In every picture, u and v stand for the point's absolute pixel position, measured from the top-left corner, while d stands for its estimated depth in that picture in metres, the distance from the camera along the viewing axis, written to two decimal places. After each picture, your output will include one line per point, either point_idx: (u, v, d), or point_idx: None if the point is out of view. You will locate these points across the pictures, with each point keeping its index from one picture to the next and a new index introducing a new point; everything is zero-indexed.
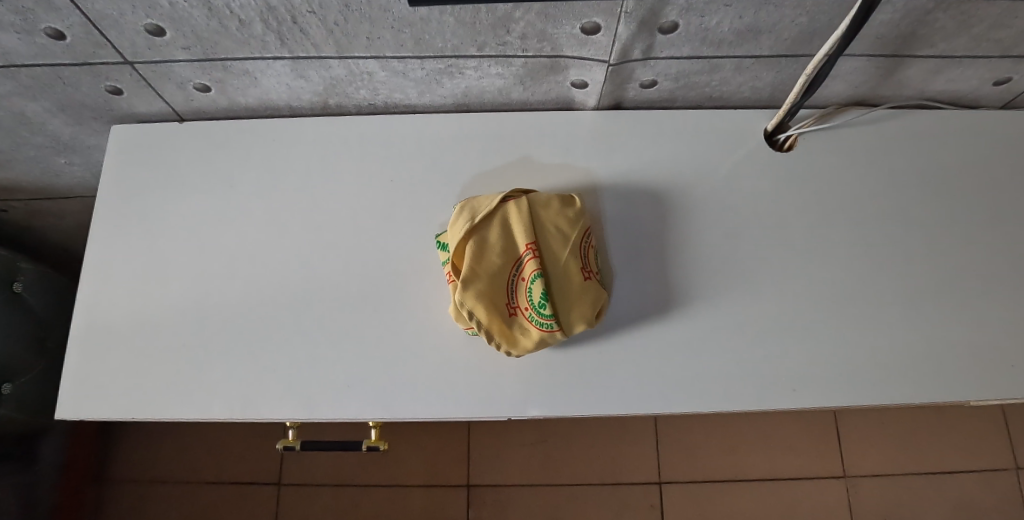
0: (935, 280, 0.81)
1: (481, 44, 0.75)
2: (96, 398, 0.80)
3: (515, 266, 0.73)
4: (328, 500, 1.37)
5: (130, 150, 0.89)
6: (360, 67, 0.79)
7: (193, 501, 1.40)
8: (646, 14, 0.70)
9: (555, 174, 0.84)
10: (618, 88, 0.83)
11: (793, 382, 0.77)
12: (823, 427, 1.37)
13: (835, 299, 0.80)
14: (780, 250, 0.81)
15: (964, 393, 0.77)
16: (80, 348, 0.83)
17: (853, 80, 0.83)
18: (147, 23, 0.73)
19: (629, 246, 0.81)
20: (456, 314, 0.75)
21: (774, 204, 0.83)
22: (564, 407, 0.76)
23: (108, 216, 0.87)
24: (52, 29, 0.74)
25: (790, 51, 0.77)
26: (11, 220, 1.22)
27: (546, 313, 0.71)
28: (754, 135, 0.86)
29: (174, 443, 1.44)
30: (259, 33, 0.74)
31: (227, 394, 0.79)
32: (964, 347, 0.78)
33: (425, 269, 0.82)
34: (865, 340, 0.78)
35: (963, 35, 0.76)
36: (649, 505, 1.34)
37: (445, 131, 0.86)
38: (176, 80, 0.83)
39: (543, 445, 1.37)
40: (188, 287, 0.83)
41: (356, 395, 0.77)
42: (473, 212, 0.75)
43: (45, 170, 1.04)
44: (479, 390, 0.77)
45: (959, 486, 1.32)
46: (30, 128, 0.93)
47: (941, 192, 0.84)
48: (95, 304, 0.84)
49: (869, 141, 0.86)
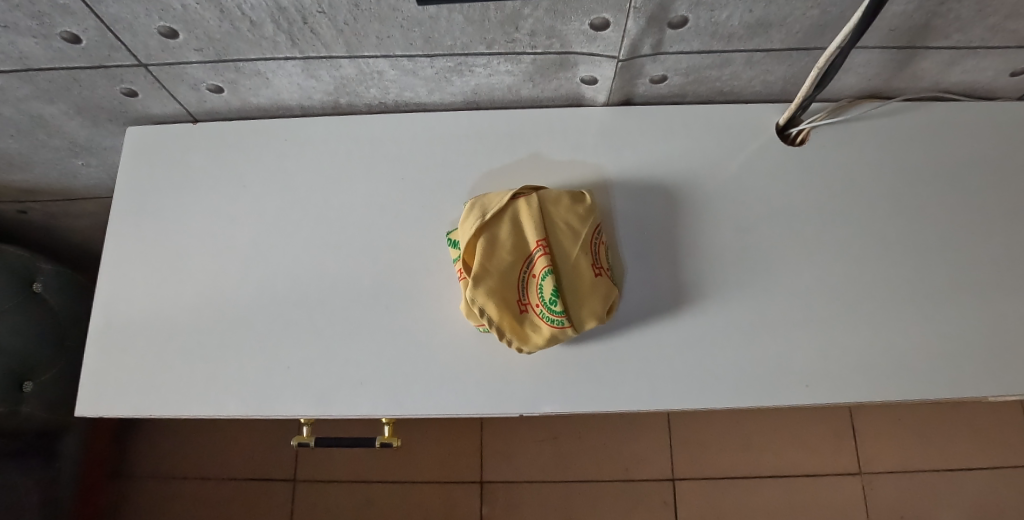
0: (952, 274, 0.79)
1: (490, 42, 0.75)
2: (114, 396, 0.82)
3: (526, 263, 0.73)
4: (343, 496, 1.38)
5: (145, 151, 0.90)
6: (370, 66, 0.80)
7: (209, 496, 1.42)
8: (656, 9, 0.70)
9: (565, 171, 0.84)
10: (628, 84, 0.83)
11: (807, 378, 0.76)
12: (839, 423, 1.36)
13: (849, 295, 0.79)
14: (794, 246, 0.80)
15: (982, 388, 0.76)
16: (97, 347, 0.84)
17: (866, 72, 0.82)
18: (161, 26, 0.74)
19: (639, 242, 0.81)
20: (468, 310, 0.75)
21: (787, 198, 0.82)
22: (576, 404, 0.76)
23: (124, 217, 0.88)
24: (68, 33, 0.75)
25: (802, 44, 0.77)
26: (31, 221, 1.24)
27: (557, 309, 0.71)
28: (766, 130, 0.85)
29: (191, 439, 1.46)
30: (271, 34, 0.74)
31: (242, 392, 0.80)
32: (982, 342, 0.77)
33: (436, 268, 0.82)
34: (879, 335, 0.78)
35: (979, 25, 0.74)
36: (662, 502, 1.33)
37: (454, 129, 0.86)
38: (189, 81, 0.83)
39: (556, 441, 1.38)
40: (202, 285, 0.84)
41: (369, 392, 0.78)
42: (484, 209, 0.75)
43: (62, 172, 1.06)
44: (492, 386, 0.77)
45: (979, 482, 1.31)
46: (47, 130, 0.94)
47: (957, 185, 0.83)
48: (113, 302, 0.85)
49: (883, 134, 0.85)
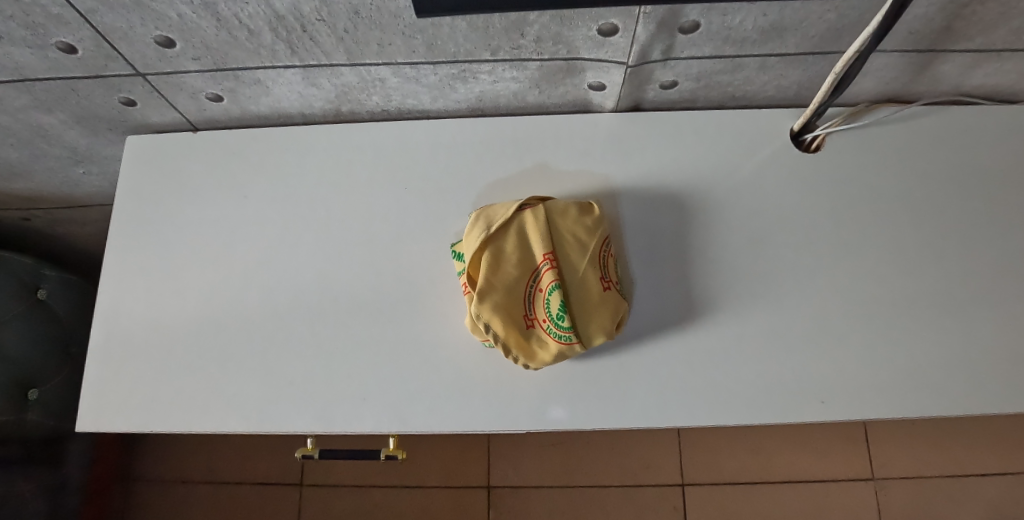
0: (973, 285, 0.77)
1: (495, 48, 0.73)
2: (116, 412, 0.81)
3: (532, 277, 0.71)
4: (349, 502, 1.38)
5: (145, 161, 0.89)
6: (372, 74, 0.78)
7: (216, 502, 1.41)
8: (666, 14, 0.67)
9: (573, 180, 0.82)
10: (637, 90, 0.81)
11: (822, 394, 0.74)
12: (852, 429, 1.33)
13: (866, 307, 0.76)
14: (809, 256, 0.78)
15: (1003, 403, 0.73)
16: (98, 361, 0.83)
17: (884, 76, 0.80)
18: (157, 35, 0.72)
19: (648, 254, 0.79)
20: (473, 326, 0.73)
21: (801, 207, 0.80)
22: (584, 420, 0.74)
23: (123, 229, 0.87)
24: (63, 43, 0.73)
25: (818, 48, 0.74)
26: (35, 229, 1.24)
27: (564, 325, 0.69)
28: (781, 136, 0.82)
29: (198, 444, 1.46)
30: (269, 43, 0.72)
31: (245, 407, 0.79)
32: (1006, 356, 0.75)
33: (441, 280, 0.80)
34: (897, 348, 0.75)
35: (1004, 26, 0.71)
36: (671, 507, 1.32)
37: (458, 136, 0.84)
38: (188, 90, 0.82)
39: (564, 446, 1.36)
40: (202, 298, 0.83)
41: (373, 407, 0.77)
42: (488, 221, 0.73)
43: (64, 181, 1.05)
44: (498, 402, 0.75)
45: (995, 489, 1.28)
46: (47, 140, 0.93)
47: (978, 192, 0.80)
48: (114, 316, 0.84)
49: (902, 140, 0.82)
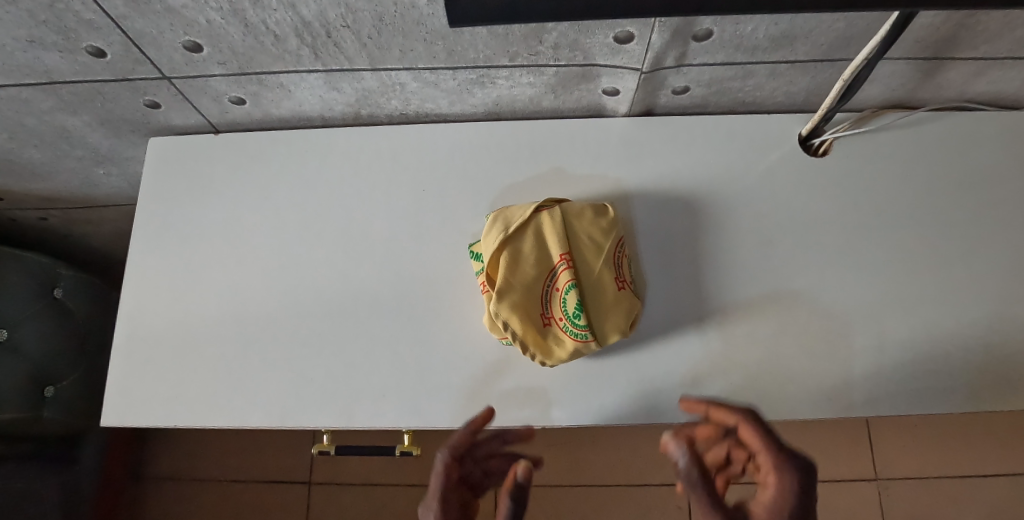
0: (976, 286, 0.79)
1: (513, 54, 0.75)
2: (140, 407, 0.82)
3: (549, 277, 0.73)
4: (358, 500, 1.39)
5: (167, 162, 0.91)
6: (392, 78, 0.80)
7: (226, 499, 1.43)
8: (680, 23, 0.70)
9: (587, 183, 0.84)
10: (650, 95, 0.83)
11: (830, 391, 0.76)
12: (856, 429, 1.35)
13: (872, 307, 0.78)
14: (817, 257, 0.80)
15: (1005, 401, 0.76)
16: (122, 358, 0.85)
17: (891, 83, 0.82)
18: (185, 40, 0.74)
19: (661, 255, 0.81)
20: (491, 324, 0.75)
21: (809, 209, 0.82)
22: (597, 417, 0.76)
23: (145, 229, 0.89)
24: (93, 48, 0.75)
25: (826, 55, 0.76)
26: (52, 229, 1.25)
27: (580, 323, 0.71)
28: (790, 141, 0.85)
29: (208, 442, 1.47)
30: (294, 48, 0.74)
31: (266, 403, 0.80)
32: (1009, 356, 0.77)
33: (458, 279, 0.82)
34: (903, 347, 0.77)
35: (1008, 36, 0.74)
36: (676, 506, 1.33)
37: (475, 139, 0.86)
38: (212, 94, 0.84)
39: (570, 446, 1.38)
40: (223, 296, 0.85)
41: (392, 403, 0.78)
42: (506, 222, 0.75)
43: (84, 181, 1.07)
44: (514, 399, 0.77)
45: (997, 489, 1.29)
46: (70, 141, 0.95)
47: (982, 195, 0.82)
48: (137, 314, 0.86)
49: (907, 145, 0.84)
